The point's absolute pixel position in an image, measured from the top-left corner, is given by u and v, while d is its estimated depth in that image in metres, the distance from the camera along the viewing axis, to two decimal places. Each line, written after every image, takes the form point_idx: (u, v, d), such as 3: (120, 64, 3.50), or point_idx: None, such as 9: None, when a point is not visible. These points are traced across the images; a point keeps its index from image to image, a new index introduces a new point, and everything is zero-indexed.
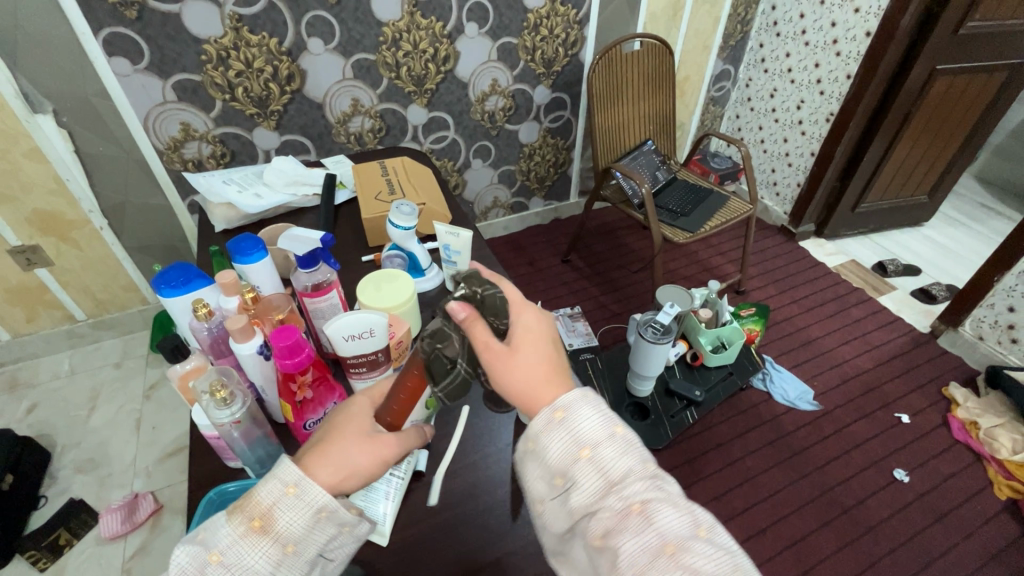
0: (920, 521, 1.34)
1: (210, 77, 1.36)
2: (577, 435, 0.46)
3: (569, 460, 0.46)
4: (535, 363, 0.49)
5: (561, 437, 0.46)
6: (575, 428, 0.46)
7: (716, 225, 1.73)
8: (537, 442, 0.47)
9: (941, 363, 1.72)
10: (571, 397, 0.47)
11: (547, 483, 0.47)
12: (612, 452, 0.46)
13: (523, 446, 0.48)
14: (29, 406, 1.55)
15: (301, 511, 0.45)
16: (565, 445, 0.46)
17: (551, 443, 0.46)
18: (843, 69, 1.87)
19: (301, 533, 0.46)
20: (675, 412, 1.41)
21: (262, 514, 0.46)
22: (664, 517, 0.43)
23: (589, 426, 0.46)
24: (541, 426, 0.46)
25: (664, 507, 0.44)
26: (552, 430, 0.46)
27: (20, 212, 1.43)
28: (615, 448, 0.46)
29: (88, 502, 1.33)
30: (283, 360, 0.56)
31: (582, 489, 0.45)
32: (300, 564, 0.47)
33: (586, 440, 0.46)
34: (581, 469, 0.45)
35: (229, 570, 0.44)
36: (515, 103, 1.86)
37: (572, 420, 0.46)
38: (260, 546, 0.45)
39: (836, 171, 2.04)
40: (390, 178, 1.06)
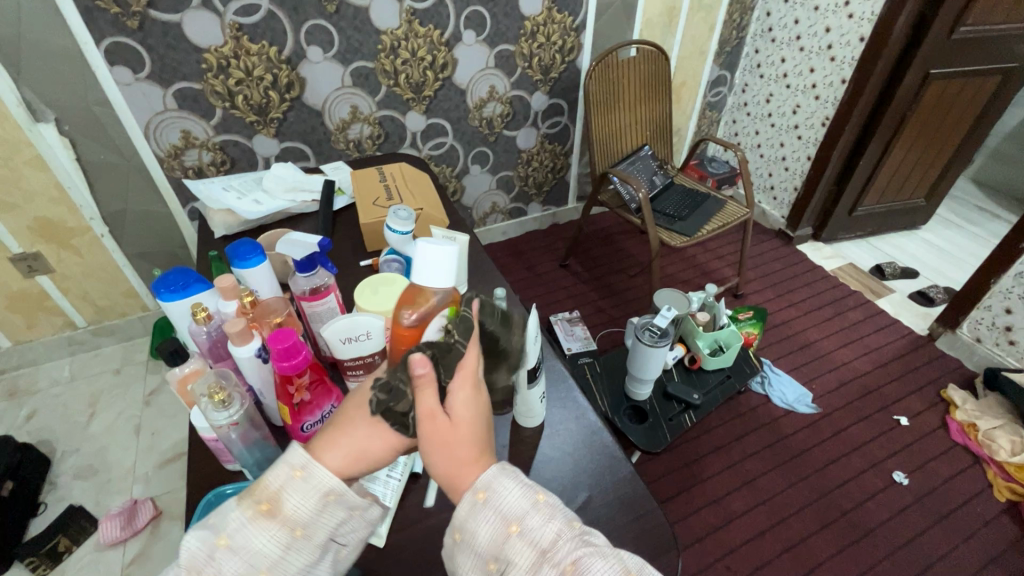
0: (919, 523, 1.34)
1: (210, 85, 1.38)
2: (501, 512, 0.44)
3: (500, 538, 0.44)
4: (464, 441, 0.45)
5: (489, 517, 0.44)
6: (500, 504, 0.44)
7: (713, 229, 1.74)
8: (463, 531, 0.45)
9: (939, 366, 1.73)
10: (490, 474, 0.45)
11: (482, 570, 0.45)
12: (539, 519, 0.44)
13: (452, 537, 0.46)
14: (29, 412, 1.56)
15: (309, 494, 0.46)
16: (493, 525, 0.44)
17: (478, 527, 0.44)
18: (838, 74, 1.89)
19: (309, 516, 0.46)
20: (672, 415, 1.40)
21: (271, 497, 0.46)
22: (594, 568, 0.42)
23: (513, 499, 0.45)
24: (466, 511, 0.44)
25: (592, 559, 0.43)
26: (476, 514, 0.44)
27: (21, 219, 1.44)
28: (540, 515, 0.44)
29: (87, 508, 1.33)
30: (280, 362, 0.57)
31: (516, 566, 0.43)
32: (311, 549, 0.46)
33: (513, 514, 0.44)
34: (512, 546, 0.43)
35: (236, 554, 0.45)
36: (513, 109, 1.87)
37: (496, 498, 0.45)
38: (268, 529, 0.45)
39: (832, 175, 2.05)
40: (388, 183, 1.07)
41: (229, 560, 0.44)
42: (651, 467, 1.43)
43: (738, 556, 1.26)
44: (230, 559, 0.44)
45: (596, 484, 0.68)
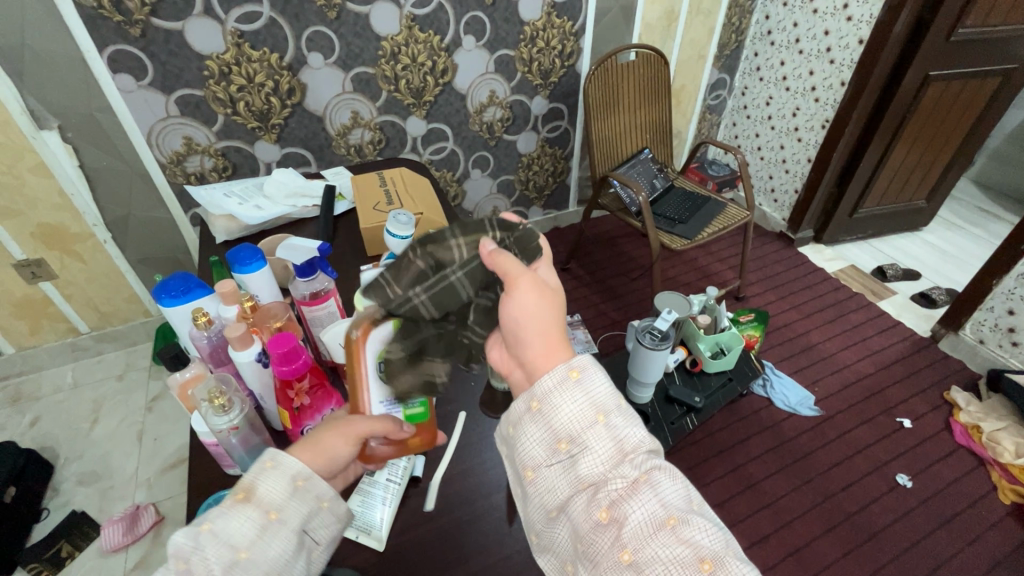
0: (924, 526, 1.33)
1: (212, 92, 1.39)
2: (592, 398, 0.46)
3: (585, 422, 0.46)
4: (557, 315, 0.50)
5: (579, 399, 0.46)
6: (591, 390, 0.46)
7: (714, 232, 1.74)
8: (546, 401, 0.47)
9: (942, 367, 1.72)
10: (584, 359, 0.48)
11: (549, 446, 0.47)
12: (623, 422, 0.46)
13: (528, 405, 0.48)
14: (32, 418, 1.56)
15: (279, 480, 0.49)
16: (580, 407, 0.46)
17: (565, 403, 0.46)
18: (837, 77, 1.89)
19: (282, 500, 0.48)
20: (674, 418, 1.40)
21: (244, 486, 0.48)
22: (665, 488, 0.44)
23: (602, 393, 0.47)
24: (555, 383, 0.46)
25: (664, 479, 0.45)
26: (566, 389, 0.46)
27: (25, 225, 1.45)
28: (622, 419, 0.46)
29: (90, 514, 1.33)
30: (280, 367, 0.57)
31: (593, 455, 0.45)
32: (286, 534, 0.47)
33: (602, 405, 0.46)
34: (595, 433, 0.45)
35: (217, 537, 0.45)
36: (513, 114, 1.88)
37: (586, 381, 0.47)
38: (245, 513, 0.46)
39: (833, 177, 2.05)
40: (389, 188, 1.07)
41: (211, 544, 0.44)
42: None
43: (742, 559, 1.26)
44: (212, 542, 0.44)
45: None
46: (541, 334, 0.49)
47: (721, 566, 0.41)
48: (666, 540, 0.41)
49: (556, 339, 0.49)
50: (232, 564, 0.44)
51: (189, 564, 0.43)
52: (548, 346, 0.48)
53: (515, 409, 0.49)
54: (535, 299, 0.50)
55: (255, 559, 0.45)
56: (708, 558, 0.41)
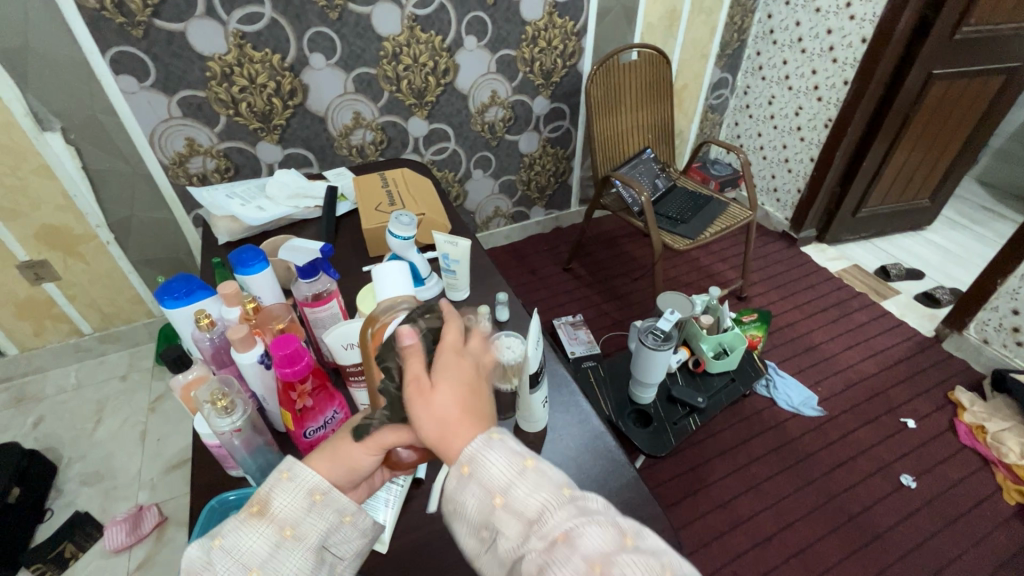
0: (928, 527, 1.32)
1: (214, 93, 1.39)
2: (486, 482, 0.43)
3: (486, 509, 0.43)
4: (454, 403, 0.45)
5: (475, 489, 0.43)
6: (484, 474, 0.43)
7: (716, 232, 1.73)
8: (454, 502, 0.45)
9: (946, 368, 1.71)
10: (476, 444, 0.43)
11: (476, 537, 0.45)
12: (525, 488, 0.42)
13: (447, 509, 0.46)
14: (36, 419, 1.57)
15: (294, 493, 0.48)
16: (479, 496, 0.43)
17: (466, 498, 0.44)
18: (840, 76, 1.88)
19: (298, 516, 0.48)
20: (677, 419, 1.39)
21: (260, 500, 0.48)
22: (586, 538, 0.40)
23: (497, 469, 0.43)
24: (453, 482, 0.44)
25: (583, 529, 0.40)
26: (465, 485, 0.43)
27: (28, 227, 1.45)
28: (527, 483, 0.43)
29: (93, 514, 1.34)
30: (282, 368, 0.57)
31: (505, 535, 0.42)
32: (301, 551, 0.47)
33: (498, 484, 0.43)
34: (498, 516, 0.42)
35: (228, 554, 0.46)
36: (515, 114, 1.88)
37: (480, 470, 0.43)
38: (258, 529, 0.46)
39: (836, 177, 2.04)
40: (391, 189, 1.07)
41: (223, 560, 0.45)
42: (656, 471, 1.43)
43: (745, 561, 1.25)
44: (223, 559, 0.45)
45: (599, 489, 0.67)
46: (436, 429, 0.44)
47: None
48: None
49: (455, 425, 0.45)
50: None
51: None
52: (444, 442, 0.44)
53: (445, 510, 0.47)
54: (418, 402, 0.44)
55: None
56: None
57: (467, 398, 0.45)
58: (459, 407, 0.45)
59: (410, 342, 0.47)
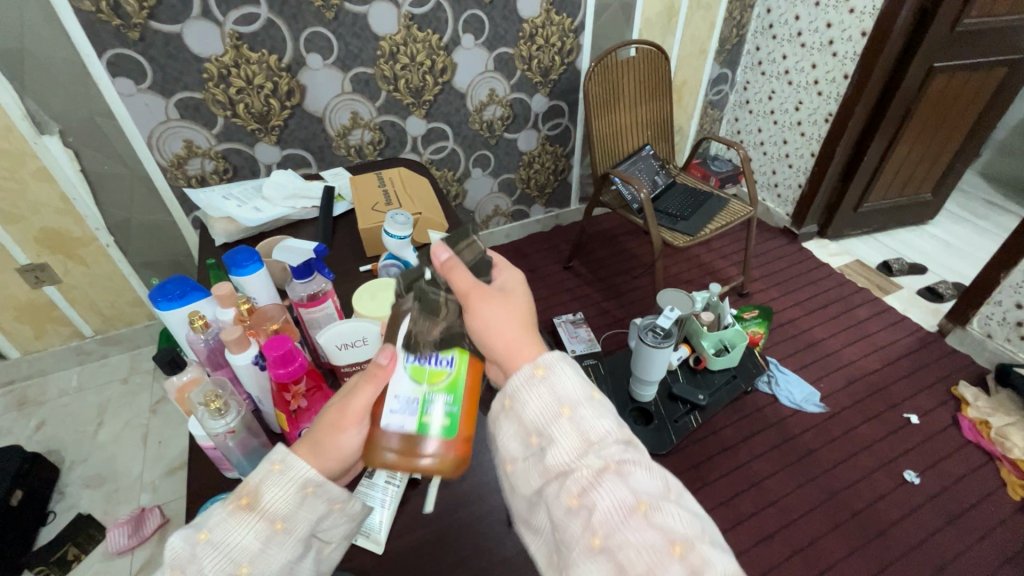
0: (932, 523, 1.31)
1: (211, 95, 1.39)
2: (557, 393, 0.46)
3: (549, 416, 0.45)
4: (512, 319, 0.51)
5: (541, 393, 0.46)
6: (556, 386, 0.46)
7: (715, 229, 1.72)
8: (514, 401, 0.47)
9: (950, 363, 1.70)
10: (553, 357, 0.48)
11: (522, 443, 0.47)
12: (591, 412, 0.45)
13: (500, 404, 0.48)
14: (38, 422, 1.57)
15: (286, 486, 0.47)
16: (545, 403, 0.46)
17: (531, 400, 0.46)
18: (840, 69, 1.87)
19: (289, 509, 0.46)
20: (678, 416, 1.39)
21: (250, 492, 0.46)
22: (636, 476, 0.42)
23: (569, 386, 0.46)
24: (521, 381, 0.47)
25: (636, 468, 0.43)
26: (530, 386, 0.47)
27: (28, 230, 1.45)
28: (592, 409, 0.45)
29: (95, 516, 1.34)
30: (276, 369, 0.57)
31: (560, 446, 0.44)
32: (292, 543, 0.46)
33: (566, 398, 0.46)
34: (561, 425, 0.45)
35: (217, 549, 0.44)
36: (514, 112, 1.87)
37: (552, 377, 0.47)
38: (249, 523, 0.45)
39: (837, 171, 2.03)
40: (387, 188, 1.07)
41: (211, 556, 0.44)
42: None
43: (747, 558, 1.25)
44: (212, 554, 0.44)
45: None
46: (500, 337, 0.50)
47: (695, 550, 0.39)
48: (635, 526, 0.39)
49: (520, 346, 0.50)
50: None
51: (186, 572, 0.43)
52: (512, 348, 0.50)
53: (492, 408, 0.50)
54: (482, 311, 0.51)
55: (257, 572, 0.44)
56: (679, 542, 0.39)
57: (524, 320, 0.52)
58: (518, 326, 0.51)
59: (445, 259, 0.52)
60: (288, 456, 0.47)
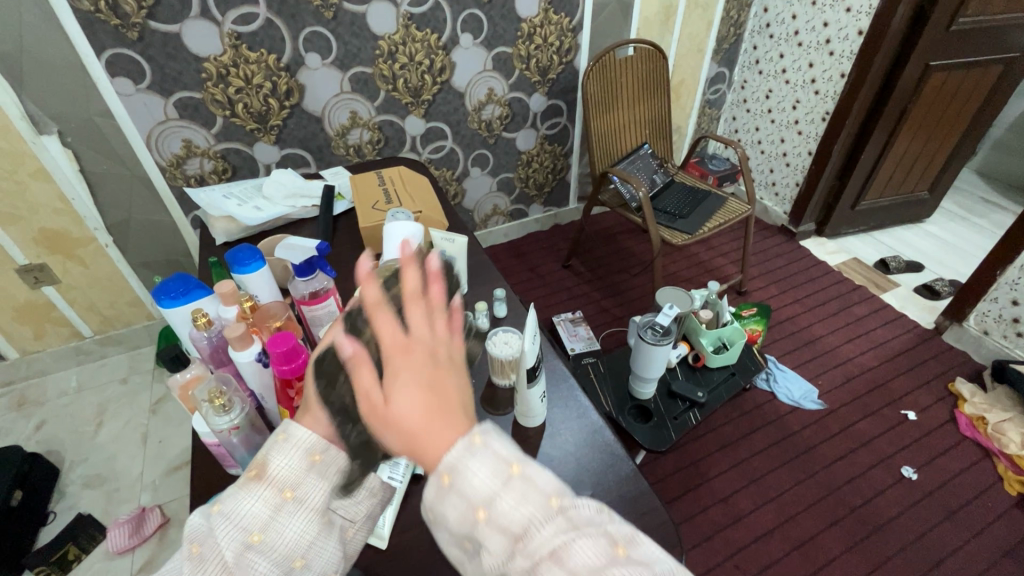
0: (930, 519, 1.32)
1: (210, 94, 1.39)
2: (466, 495, 0.35)
3: (466, 525, 0.35)
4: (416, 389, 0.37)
5: (456, 502, 0.36)
6: (465, 486, 0.35)
7: (714, 227, 1.73)
8: (434, 514, 0.37)
9: (946, 359, 1.71)
10: (455, 452, 0.36)
11: (459, 548, 0.37)
12: (510, 500, 0.35)
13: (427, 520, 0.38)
14: (38, 422, 1.57)
15: (292, 453, 0.47)
16: (459, 511, 0.36)
17: (445, 511, 0.36)
18: (837, 68, 1.88)
19: (298, 478, 0.47)
20: (677, 413, 1.40)
21: (257, 463, 0.47)
22: (576, 555, 0.34)
23: (480, 479, 0.36)
24: (432, 497, 0.36)
25: (573, 549, 0.34)
26: (443, 498, 0.36)
27: (27, 231, 1.45)
28: (513, 494, 0.35)
29: (95, 516, 1.34)
30: (280, 365, 0.57)
31: (488, 552, 0.35)
32: (304, 511, 0.46)
33: (479, 496, 0.35)
34: (481, 532, 0.35)
35: (227, 520, 0.44)
36: (512, 111, 1.87)
37: (461, 481, 0.36)
38: (259, 492, 0.46)
39: (834, 170, 2.04)
40: (387, 187, 1.06)
41: (222, 524, 0.44)
42: (657, 466, 1.42)
43: (746, 555, 1.25)
44: (222, 523, 0.44)
45: (599, 483, 0.66)
46: (405, 442, 0.37)
47: None
48: None
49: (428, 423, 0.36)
50: (246, 547, 0.44)
51: (204, 545, 0.44)
52: (421, 441, 0.36)
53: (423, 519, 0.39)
54: (378, 419, 0.38)
55: (270, 539, 0.45)
56: None
57: (432, 403, 0.37)
58: (424, 411, 0.37)
59: (347, 353, 0.41)
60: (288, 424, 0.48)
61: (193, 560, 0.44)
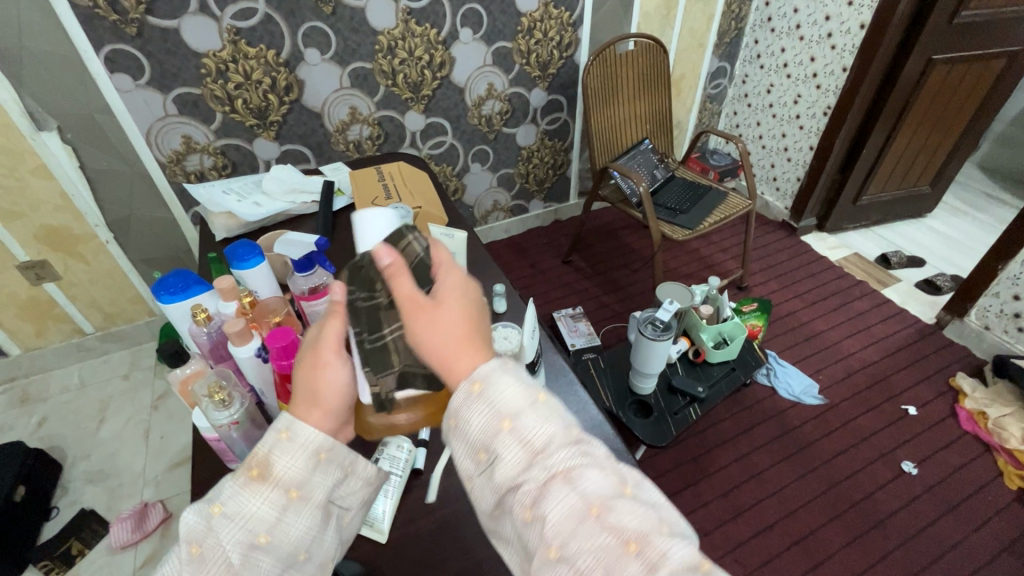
0: (929, 513, 1.33)
1: (209, 90, 1.38)
2: (495, 405, 0.41)
3: (490, 432, 0.41)
4: (453, 324, 0.44)
5: (482, 410, 0.41)
6: (494, 398, 0.41)
7: (715, 222, 1.72)
8: (457, 419, 0.42)
9: (947, 355, 1.71)
10: (488, 366, 0.42)
11: (471, 459, 0.42)
12: (535, 419, 0.41)
13: (446, 424, 0.43)
14: (41, 418, 1.58)
15: (297, 453, 0.47)
16: (484, 418, 0.41)
17: (472, 417, 0.41)
18: (838, 63, 1.87)
19: (302, 477, 0.47)
20: (678, 409, 1.39)
21: (260, 463, 0.47)
22: (589, 479, 0.40)
23: (509, 396, 0.41)
24: (459, 400, 0.41)
25: (587, 472, 0.40)
26: (470, 405, 0.41)
27: (28, 227, 1.46)
28: (536, 417, 0.41)
29: (98, 511, 1.35)
30: (280, 360, 0.57)
31: (506, 462, 0.40)
32: (309, 509, 0.47)
33: (507, 409, 0.41)
34: (504, 440, 0.40)
35: (230, 522, 0.45)
36: (512, 107, 1.87)
37: (490, 391, 0.41)
38: (263, 493, 0.46)
39: (836, 164, 2.03)
40: (387, 183, 1.05)
41: (227, 527, 0.45)
42: (657, 461, 1.43)
43: (746, 549, 1.26)
44: (228, 525, 0.45)
45: None
46: (436, 351, 0.43)
47: (652, 545, 0.38)
48: (591, 530, 0.38)
49: (457, 348, 0.43)
50: (253, 547, 0.45)
51: (205, 546, 0.45)
52: (448, 358, 0.43)
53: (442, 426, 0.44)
54: (420, 319, 0.44)
55: (276, 540, 0.45)
56: (634, 539, 0.38)
57: (468, 320, 0.44)
58: (458, 332, 0.44)
59: (389, 262, 0.47)
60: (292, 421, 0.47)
61: (194, 560, 0.44)
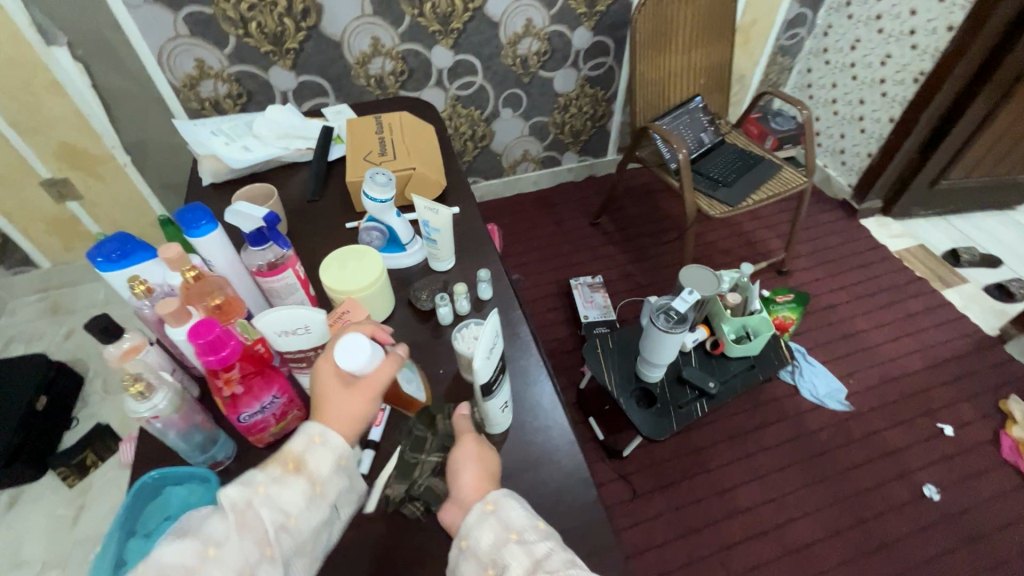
0: (943, 543, 1.23)
1: (221, 10, 1.28)
2: (505, 520, 0.49)
3: (499, 543, 0.48)
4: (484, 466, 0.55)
5: (494, 524, 0.49)
6: (505, 515, 0.50)
7: (760, 199, 1.54)
8: (469, 537, 0.49)
9: (1004, 373, 1.53)
10: (501, 492, 0.52)
11: None
12: (536, 535, 0.49)
13: (458, 545, 0.50)
14: (68, 329, 1.66)
15: (328, 454, 0.51)
16: (495, 532, 0.49)
17: (482, 532, 0.49)
18: (945, 19, 1.57)
19: (328, 475, 0.51)
20: (683, 403, 1.27)
21: (295, 458, 0.50)
22: None
23: (517, 515, 0.50)
24: (476, 516, 0.50)
25: None
26: (483, 521, 0.50)
27: (47, 145, 1.45)
28: (538, 533, 0.49)
29: (113, 426, 1.43)
30: (205, 357, 0.49)
31: (512, 567, 0.46)
32: (325, 508, 0.50)
33: (514, 524, 0.49)
34: (510, 548, 0.47)
35: (270, 502, 0.47)
36: (552, 47, 1.68)
37: (503, 509, 0.50)
38: (297, 484, 0.49)
39: (917, 141, 1.77)
40: (385, 135, 0.95)
41: (266, 508, 0.47)
42: (654, 449, 1.38)
43: (733, 553, 1.21)
44: (267, 505, 0.47)
45: (557, 505, 0.60)
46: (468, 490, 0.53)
47: None
48: None
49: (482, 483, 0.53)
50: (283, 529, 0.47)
51: (243, 522, 0.45)
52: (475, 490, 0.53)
53: (450, 557, 0.51)
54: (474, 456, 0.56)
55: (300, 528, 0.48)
56: None
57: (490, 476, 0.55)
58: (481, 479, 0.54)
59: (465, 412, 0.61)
60: (327, 428, 0.52)
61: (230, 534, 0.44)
